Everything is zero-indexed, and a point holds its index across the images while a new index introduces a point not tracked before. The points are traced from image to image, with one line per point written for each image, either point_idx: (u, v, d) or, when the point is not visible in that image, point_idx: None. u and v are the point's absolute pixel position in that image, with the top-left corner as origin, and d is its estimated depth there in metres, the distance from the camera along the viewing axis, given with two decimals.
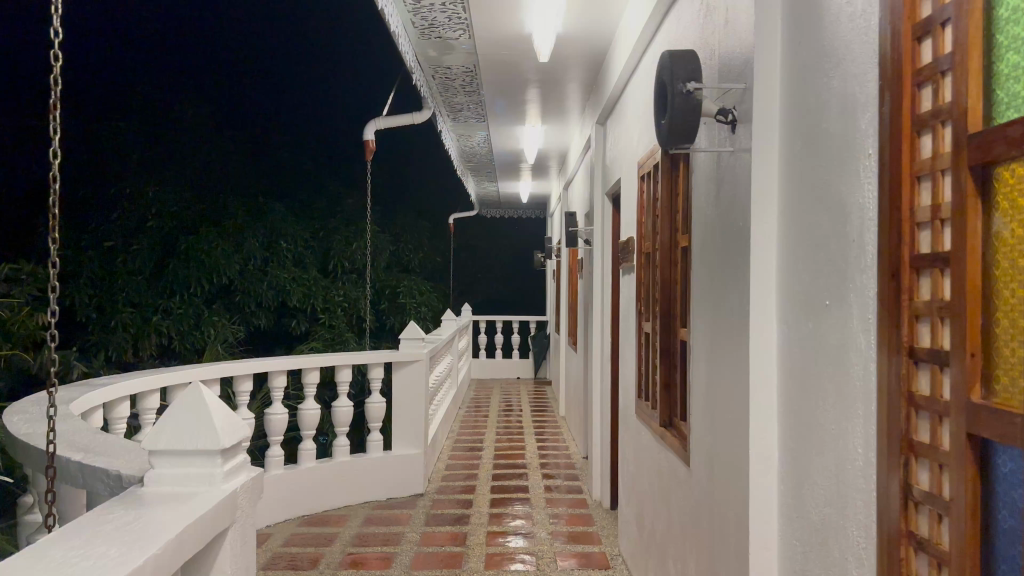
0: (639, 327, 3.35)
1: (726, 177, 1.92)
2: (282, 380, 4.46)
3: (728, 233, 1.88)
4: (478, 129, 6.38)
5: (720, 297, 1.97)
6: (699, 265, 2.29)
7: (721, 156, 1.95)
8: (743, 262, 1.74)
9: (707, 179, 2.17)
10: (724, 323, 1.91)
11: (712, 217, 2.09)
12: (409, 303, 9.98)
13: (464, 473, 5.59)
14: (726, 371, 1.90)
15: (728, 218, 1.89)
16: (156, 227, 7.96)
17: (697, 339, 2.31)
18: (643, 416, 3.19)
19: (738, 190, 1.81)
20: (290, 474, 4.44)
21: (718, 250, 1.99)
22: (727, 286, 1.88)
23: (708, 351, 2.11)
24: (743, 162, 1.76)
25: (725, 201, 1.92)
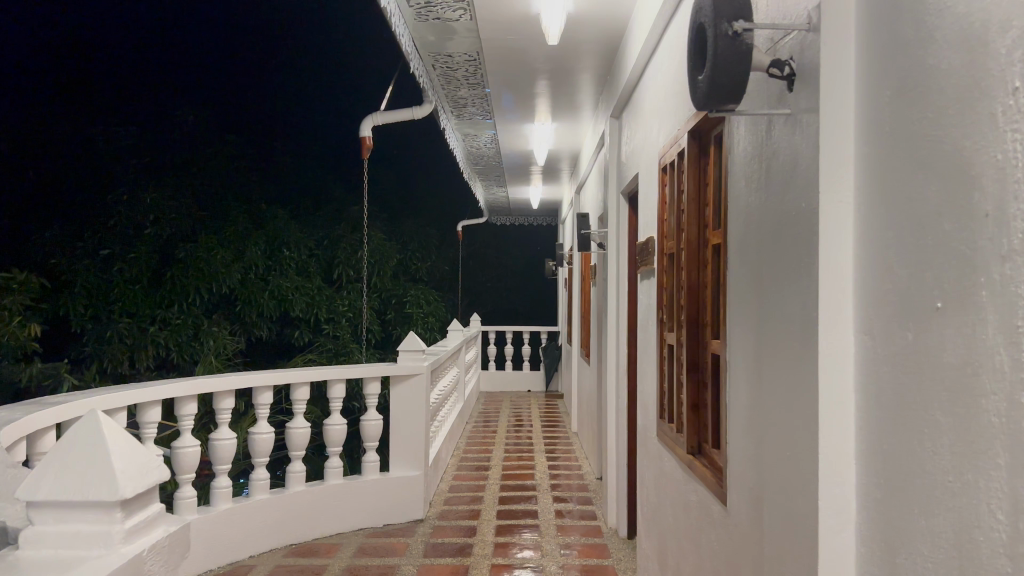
0: (661, 338, 2.95)
1: (778, 150, 1.53)
2: (268, 398, 4.09)
3: (783, 220, 1.49)
4: (485, 128, 6.00)
5: (769, 302, 1.58)
6: (739, 266, 1.89)
7: (771, 124, 1.56)
8: (805, 257, 1.35)
9: (751, 162, 1.78)
10: (777, 333, 1.52)
11: (758, 205, 1.69)
12: (415, 313, 9.61)
13: (469, 495, 5.19)
14: (779, 398, 1.51)
15: (783, 200, 1.50)
16: (154, 236, 7.58)
17: (737, 356, 1.92)
18: (667, 441, 2.79)
19: (796, 166, 1.42)
20: (276, 500, 4.07)
21: (768, 243, 1.60)
22: (783, 287, 1.49)
23: (753, 368, 1.72)
24: (804, 127, 1.37)
25: (776, 182, 1.53)
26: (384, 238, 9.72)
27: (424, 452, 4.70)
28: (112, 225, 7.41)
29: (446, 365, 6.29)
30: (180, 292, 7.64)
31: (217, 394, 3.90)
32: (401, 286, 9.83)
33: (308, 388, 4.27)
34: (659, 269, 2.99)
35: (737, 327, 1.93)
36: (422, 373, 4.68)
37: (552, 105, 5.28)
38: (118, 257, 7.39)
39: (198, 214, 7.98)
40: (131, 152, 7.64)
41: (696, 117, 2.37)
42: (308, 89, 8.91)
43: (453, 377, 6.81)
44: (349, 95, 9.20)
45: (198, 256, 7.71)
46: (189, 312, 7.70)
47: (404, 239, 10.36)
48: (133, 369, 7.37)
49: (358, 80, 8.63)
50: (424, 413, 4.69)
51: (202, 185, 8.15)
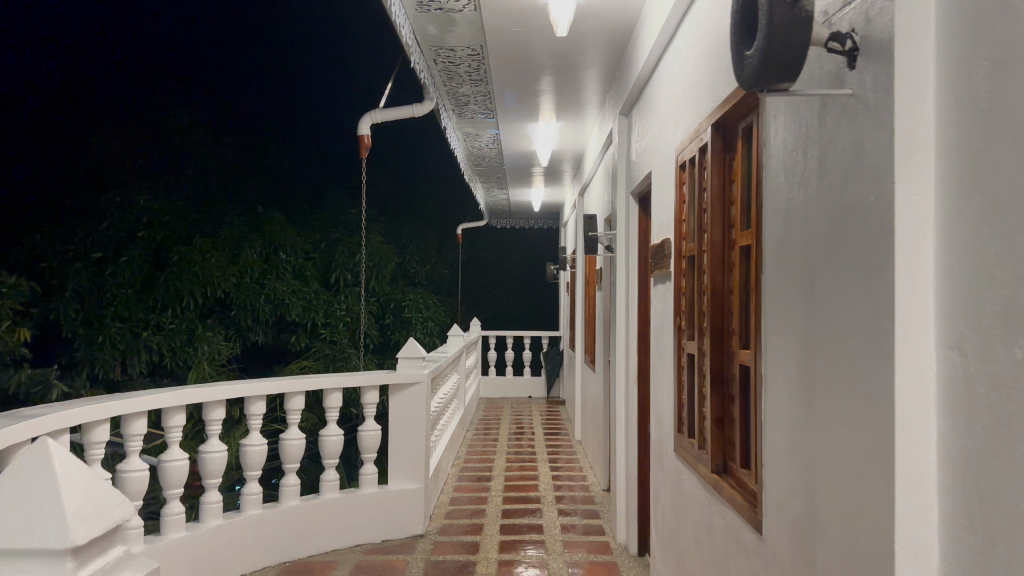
0: (679, 347, 2.77)
1: (834, 140, 1.34)
2: (261, 408, 3.90)
3: (843, 218, 1.30)
4: (487, 128, 5.81)
5: (823, 312, 1.39)
6: (780, 270, 1.71)
7: (825, 108, 1.38)
8: (875, 260, 1.17)
9: (796, 154, 1.60)
10: (835, 347, 1.34)
11: (806, 201, 1.51)
12: (414, 318, 9.42)
13: (471, 508, 4.99)
14: (838, 421, 1.33)
15: (841, 193, 1.32)
16: (147, 239, 7.41)
17: (777, 370, 1.74)
18: (687, 457, 2.61)
19: (859, 156, 1.24)
20: (269, 516, 3.88)
21: (821, 244, 1.42)
22: (842, 294, 1.31)
23: (801, 384, 1.54)
24: (871, 111, 1.19)
25: (832, 173, 1.35)
26: (383, 241, 9.53)
27: (424, 464, 4.51)
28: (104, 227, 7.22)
29: (446, 371, 6.10)
30: (174, 297, 7.46)
31: (207, 404, 3.71)
32: (400, 291, 9.65)
33: (303, 398, 4.08)
34: (676, 273, 2.81)
35: (776, 337, 1.75)
36: (422, 382, 4.49)
37: (557, 103, 5.10)
38: (110, 260, 7.21)
39: (193, 217, 7.79)
40: (125, 153, 7.45)
41: (723, 109, 2.19)
42: (304, 86, 8.74)
43: (452, 384, 6.62)
44: (346, 94, 9.03)
45: (193, 260, 7.52)
46: (183, 316, 7.53)
47: (403, 243, 10.18)
48: (126, 375, 7.20)
49: (355, 76, 8.46)
50: (424, 423, 4.49)
51: (196, 188, 7.97)
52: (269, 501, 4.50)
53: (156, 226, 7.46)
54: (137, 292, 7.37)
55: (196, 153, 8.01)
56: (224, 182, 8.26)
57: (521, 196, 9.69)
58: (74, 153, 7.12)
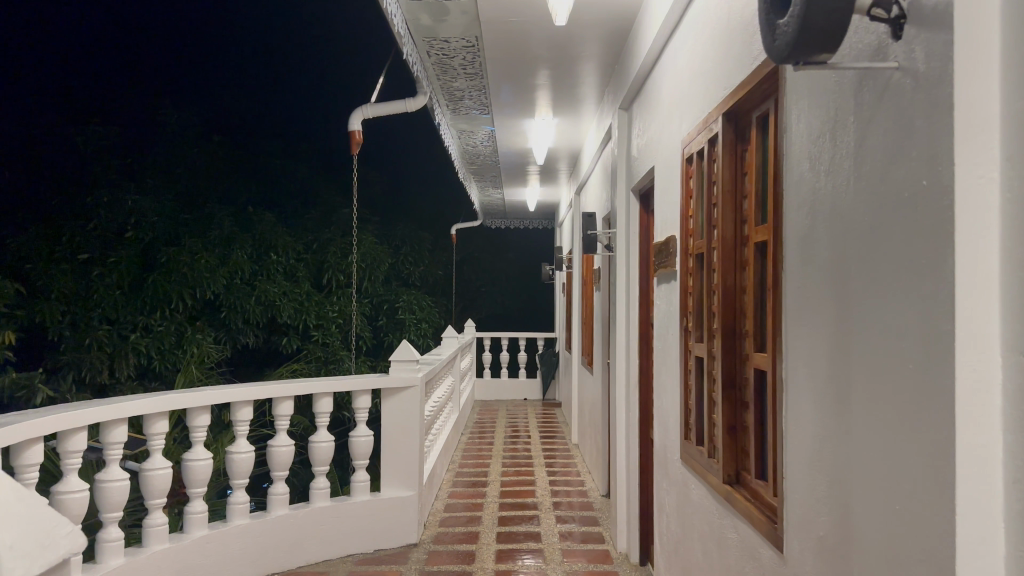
0: (686, 350, 2.64)
1: (884, 123, 1.22)
2: (248, 414, 3.75)
3: (896, 208, 1.17)
4: (482, 124, 5.67)
5: (870, 314, 1.26)
6: (811, 268, 1.57)
7: (875, 84, 1.25)
8: (944, 254, 1.03)
9: (832, 140, 1.47)
10: (888, 353, 1.21)
11: (847, 192, 1.38)
12: (407, 319, 9.28)
13: (466, 516, 4.84)
14: (890, 434, 1.20)
15: (893, 181, 1.19)
16: (135, 240, 7.24)
17: (805, 375, 1.61)
18: (696, 466, 2.48)
19: (916, 140, 1.11)
20: (257, 526, 3.73)
21: (869, 236, 1.28)
22: (897, 292, 1.18)
23: (839, 393, 1.41)
24: (933, 87, 1.06)
25: (885, 159, 1.22)
26: (376, 242, 9.37)
27: (418, 470, 4.36)
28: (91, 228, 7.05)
29: (440, 374, 5.95)
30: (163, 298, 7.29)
31: (191, 410, 3.55)
32: (394, 292, 9.50)
33: (292, 403, 3.94)
34: (683, 271, 2.68)
35: (805, 340, 1.62)
36: (417, 386, 4.34)
37: (553, 99, 4.96)
38: (98, 261, 7.04)
39: (183, 217, 7.64)
40: (113, 152, 7.29)
41: (737, 96, 2.06)
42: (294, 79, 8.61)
43: (447, 387, 6.47)
44: (337, 88, 8.90)
45: (182, 260, 7.36)
46: (172, 319, 7.36)
47: (396, 243, 10.03)
48: (114, 378, 7.03)
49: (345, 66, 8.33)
50: (418, 428, 4.34)
51: (188, 187, 7.83)
52: (257, 511, 4.34)
53: (145, 226, 7.29)
54: (125, 293, 7.20)
55: (187, 150, 7.85)
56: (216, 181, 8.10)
57: (516, 195, 9.55)
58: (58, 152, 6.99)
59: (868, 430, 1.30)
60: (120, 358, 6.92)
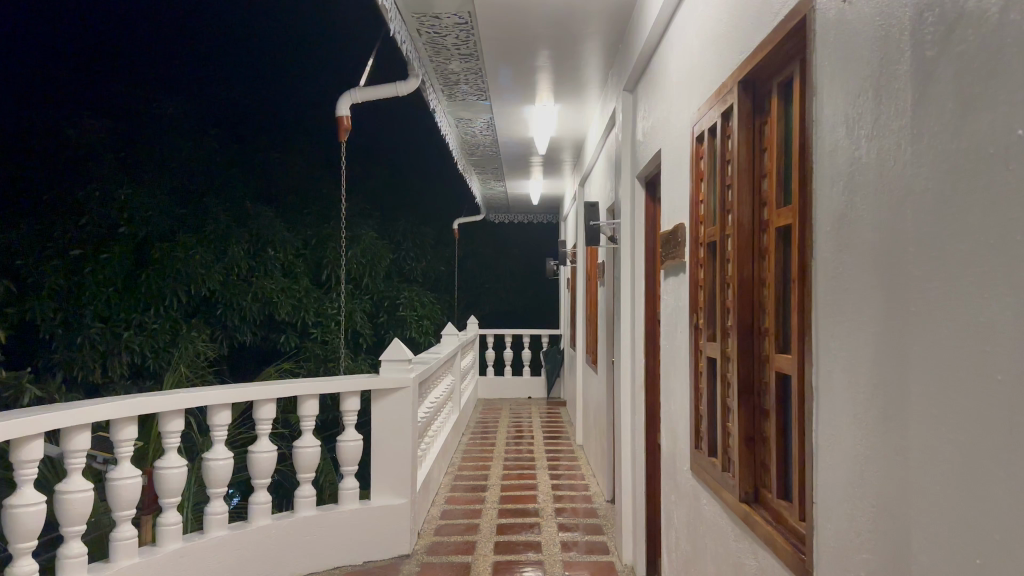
0: (696, 349, 2.38)
1: (961, 66, 0.95)
2: (226, 417, 3.50)
3: (978, 175, 0.92)
4: (481, 111, 5.41)
5: (942, 309, 1.01)
6: (856, 253, 1.30)
7: (949, 12, 0.97)
8: None
9: (880, 99, 1.21)
10: (967, 360, 0.95)
11: (905, 157, 1.11)
12: (409, 316, 9.04)
13: (463, 524, 4.58)
14: (971, 464, 0.94)
15: (971, 138, 0.93)
16: (128, 235, 7.01)
17: (845, 383, 1.35)
18: (708, 480, 2.22)
19: (1013, 79, 0.85)
20: (236, 538, 3.48)
21: (938, 210, 1.01)
22: (981, 281, 0.91)
23: (894, 406, 1.15)
24: None
25: (960, 109, 0.95)
26: (376, 237, 9.13)
27: (411, 476, 4.11)
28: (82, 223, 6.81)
29: (438, 374, 5.70)
30: (156, 295, 7.06)
31: (163, 414, 3.28)
32: (395, 288, 9.25)
33: (274, 406, 3.68)
34: (692, 262, 2.42)
35: (845, 340, 1.35)
36: (409, 387, 4.08)
37: (554, 82, 4.69)
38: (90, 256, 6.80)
39: (178, 213, 7.41)
40: (104, 145, 7.05)
41: (754, 60, 1.80)
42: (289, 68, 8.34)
43: (446, 386, 6.23)
44: (333, 79, 8.63)
45: (176, 255, 7.13)
46: (167, 315, 7.13)
47: (397, 239, 9.80)
48: (107, 376, 6.81)
49: (343, 54, 8.03)
50: (410, 432, 4.09)
51: (181, 181, 7.59)
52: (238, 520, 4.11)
53: (138, 221, 7.05)
54: (118, 290, 6.95)
55: (182, 144, 7.60)
56: (209, 175, 7.85)
57: (519, 188, 9.28)
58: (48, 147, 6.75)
59: (934, 455, 1.03)
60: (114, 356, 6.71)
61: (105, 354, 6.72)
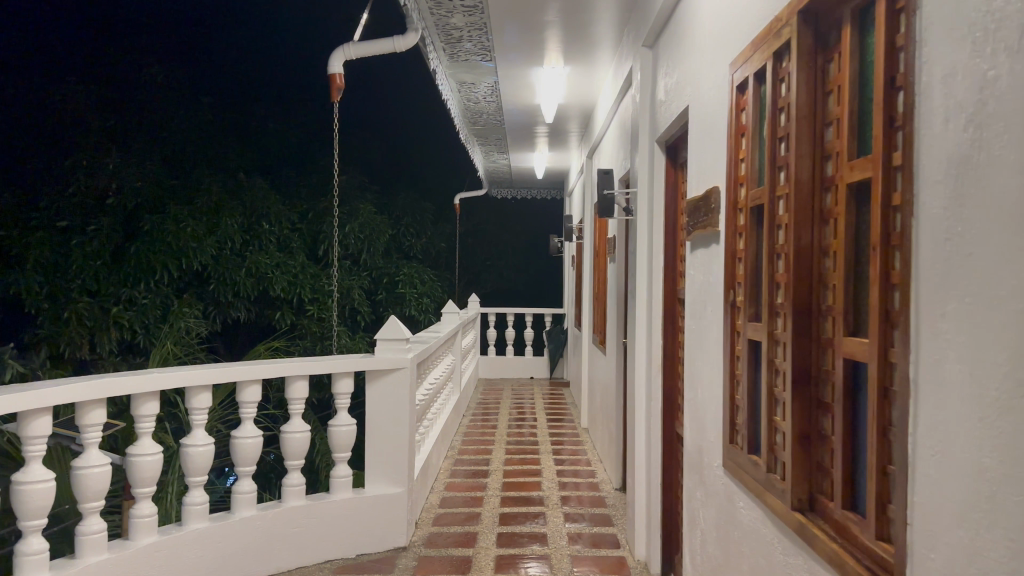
0: (734, 331, 2.08)
1: None
2: (205, 400, 3.18)
3: None
4: (484, 74, 5.07)
5: None
6: (995, 209, 0.99)
7: None
8: None
9: None
10: None
11: None
12: (408, 293, 8.74)
13: (464, 513, 4.30)
14: None
15: None
16: (116, 207, 6.72)
17: (969, 377, 1.04)
18: (748, 482, 1.93)
19: None
20: (216, 530, 3.20)
21: None
22: None
23: None
24: None
25: None
26: (375, 211, 8.80)
27: (409, 464, 3.83)
28: (69, 194, 6.52)
29: (438, 353, 5.39)
30: (147, 268, 6.71)
31: (134, 396, 2.95)
32: (393, 264, 8.93)
33: (258, 388, 3.37)
34: (729, 230, 2.12)
35: (967, 323, 1.04)
36: (405, 367, 3.78)
37: (565, 40, 4.34)
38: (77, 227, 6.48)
39: (170, 184, 7.09)
40: (96, 114, 6.80)
41: None
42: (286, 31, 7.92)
43: (447, 366, 5.95)
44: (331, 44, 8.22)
45: (167, 229, 6.77)
46: (158, 290, 6.80)
47: (397, 214, 9.50)
48: (95, 353, 6.53)
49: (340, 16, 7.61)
50: (407, 415, 3.79)
51: (172, 151, 7.21)
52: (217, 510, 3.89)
53: (126, 191, 6.74)
54: (105, 264, 6.62)
55: (174, 112, 7.26)
56: (204, 147, 7.51)
57: (524, 161, 8.92)
58: (38, 116, 6.59)
59: None
60: (102, 331, 6.41)
61: (94, 329, 6.41)
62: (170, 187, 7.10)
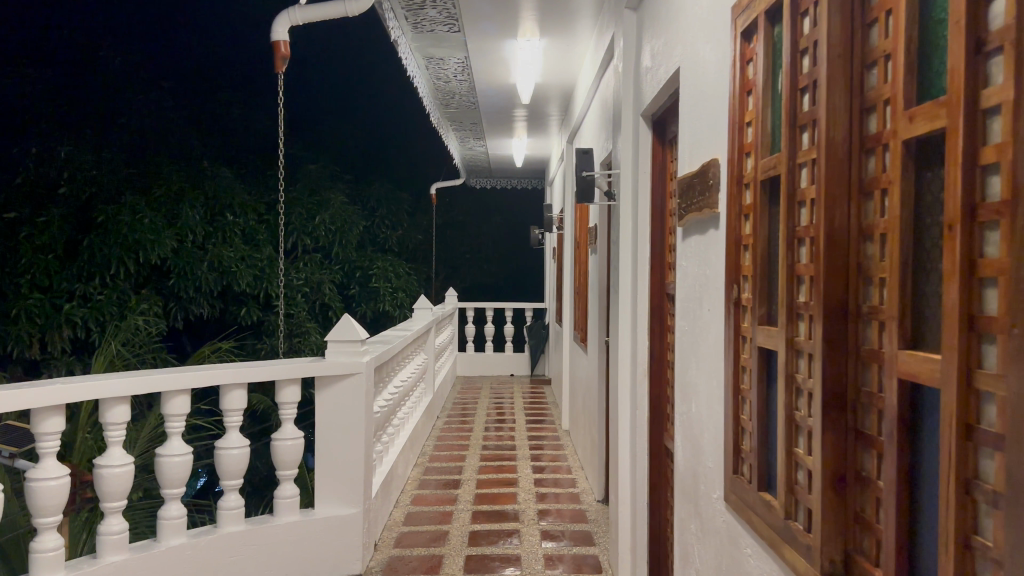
0: (739, 336, 1.67)
1: None
2: (123, 414, 2.71)
3: None
4: (453, 48, 4.64)
5: None
6: None
7: None
8: None
9: None
10: None
11: None
12: (382, 288, 8.31)
13: (430, 531, 3.90)
14: None
15: None
16: (68, 196, 6.27)
17: None
18: (760, 529, 1.53)
19: None
20: (138, 563, 2.76)
21: None
22: None
23: None
24: None
25: None
26: (347, 201, 8.33)
27: (365, 481, 3.41)
28: (17, 182, 6.08)
29: (405, 353, 4.96)
30: (101, 262, 6.20)
31: (33, 411, 2.48)
32: (366, 257, 8.47)
33: (187, 399, 2.91)
34: (731, 211, 1.72)
35: None
36: (362, 373, 3.35)
37: (541, 8, 3.92)
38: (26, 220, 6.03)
39: (125, 171, 6.55)
40: (49, 96, 6.32)
41: None
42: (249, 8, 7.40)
43: (417, 366, 5.52)
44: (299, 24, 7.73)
45: (122, 219, 6.28)
46: (115, 286, 6.33)
47: (370, 205, 9.04)
48: (45, 353, 6.03)
49: None
50: (362, 427, 3.37)
51: (131, 134, 6.72)
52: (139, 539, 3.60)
53: (79, 180, 6.26)
54: (57, 257, 6.15)
55: (130, 100, 6.75)
56: (169, 137, 7.02)
57: (502, 148, 8.50)
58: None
59: None
60: (52, 329, 5.91)
61: (44, 329, 5.92)
62: (123, 174, 6.54)
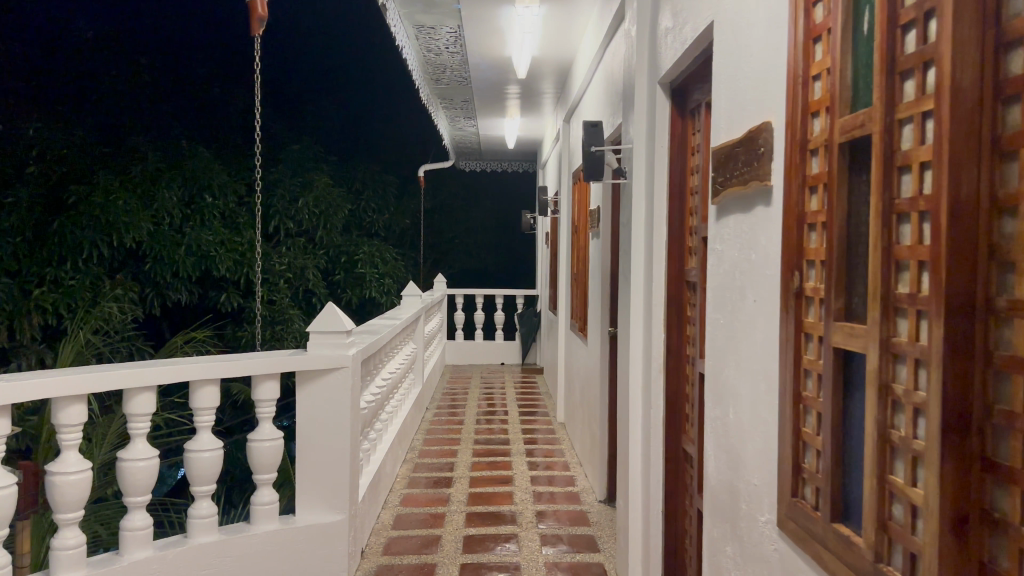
0: (804, 334, 1.39)
1: None
2: (78, 414, 2.37)
3: None
4: (445, 15, 4.32)
5: None
6: None
7: None
8: None
9: None
10: None
11: None
12: (369, 274, 8.00)
13: (421, 536, 3.61)
14: None
15: None
16: (39, 176, 5.86)
17: None
18: (835, 569, 1.26)
19: None
20: None
21: None
22: None
23: None
24: None
25: None
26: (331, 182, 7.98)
27: (351, 484, 3.12)
28: None
29: (394, 343, 4.66)
30: (73, 245, 5.83)
31: None
32: (351, 242, 8.15)
33: (152, 397, 2.58)
34: (791, 183, 1.44)
35: None
36: (348, 367, 3.06)
37: None
38: None
39: (98, 148, 6.20)
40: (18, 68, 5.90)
41: None
42: None
43: (406, 356, 5.22)
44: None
45: (95, 200, 5.94)
46: (87, 269, 5.97)
47: (356, 187, 8.70)
48: (12, 340, 5.62)
49: None
50: (349, 425, 3.07)
51: (105, 110, 6.32)
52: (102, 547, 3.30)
53: (50, 159, 5.90)
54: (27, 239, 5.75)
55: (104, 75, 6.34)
56: (138, 113, 6.63)
57: (494, 128, 8.19)
58: None
59: None
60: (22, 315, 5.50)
61: (12, 313, 5.53)
62: (96, 153, 6.18)
